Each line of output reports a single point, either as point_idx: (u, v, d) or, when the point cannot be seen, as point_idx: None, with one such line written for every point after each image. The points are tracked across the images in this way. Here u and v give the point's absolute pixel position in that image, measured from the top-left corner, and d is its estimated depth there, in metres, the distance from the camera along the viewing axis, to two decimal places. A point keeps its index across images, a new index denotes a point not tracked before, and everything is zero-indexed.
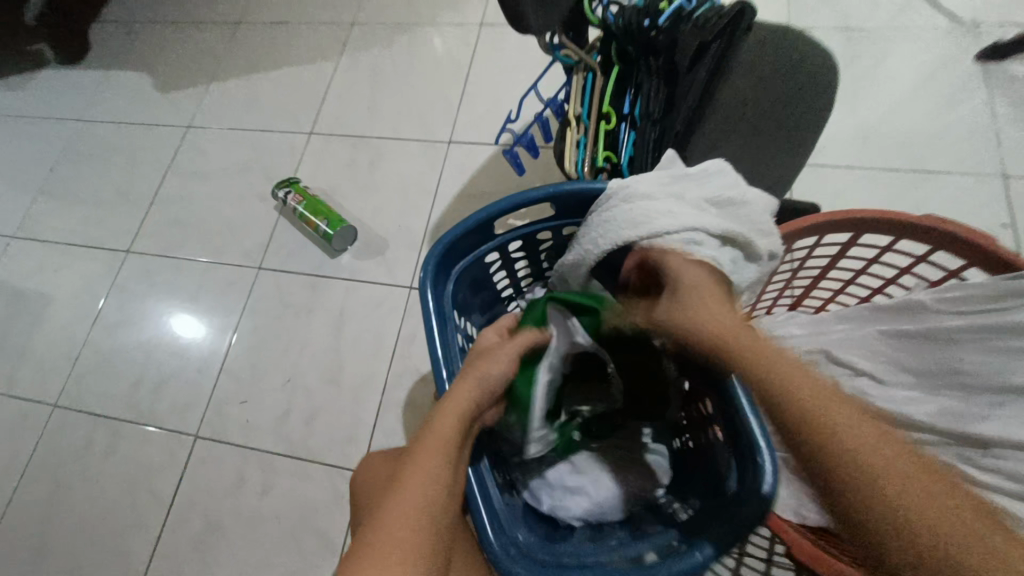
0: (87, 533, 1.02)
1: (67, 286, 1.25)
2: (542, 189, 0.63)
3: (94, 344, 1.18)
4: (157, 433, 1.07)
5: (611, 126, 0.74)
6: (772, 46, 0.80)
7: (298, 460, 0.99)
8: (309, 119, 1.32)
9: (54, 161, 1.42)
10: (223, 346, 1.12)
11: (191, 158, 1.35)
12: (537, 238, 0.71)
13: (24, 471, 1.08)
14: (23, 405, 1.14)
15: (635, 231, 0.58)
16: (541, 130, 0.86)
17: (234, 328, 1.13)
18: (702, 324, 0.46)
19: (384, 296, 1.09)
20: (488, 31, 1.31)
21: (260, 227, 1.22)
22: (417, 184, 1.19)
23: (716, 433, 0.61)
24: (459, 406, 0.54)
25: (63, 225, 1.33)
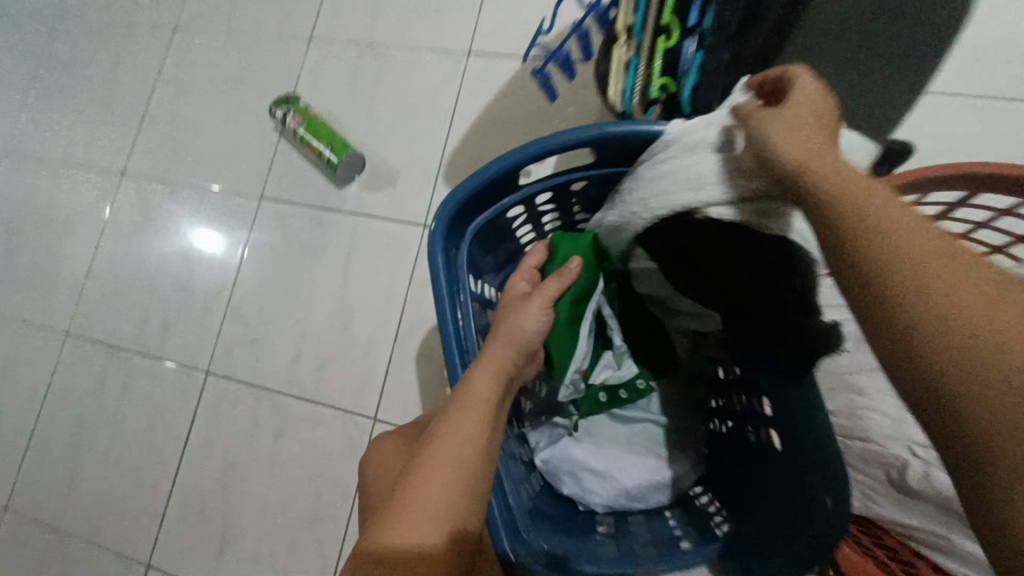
0: (115, 463, 1.05)
1: (66, 213, 1.19)
2: (580, 131, 0.50)
3: (100, 275, 1.14)
4: (169, 370, 1.05)
5: (671, 43, 0.57)
6: None
7: (311, 405, 0.97)
8: (306, 21, 1.14)
9: (35, 68, 1.29)
10: (235, 257, 1.07)
11: (179, 67, 1.20)
12: (570, 190, 0.59)
13: (49, 400, 1.11)
14: (39, 335, 1.14)
15: (697, 192, 0.45)
16: (580, 43, 0.70)
17: (245, 241, 1.07)
18: (774, 142, 0.39)
19: (396, 236, 1.00)
20: None
21: (259, 152, 1.10)
22: (431, 104, 1.03)
23: (768, 438, 0.53)
24: (490, 369, 0.48)
25: (52, 143, 1.23)
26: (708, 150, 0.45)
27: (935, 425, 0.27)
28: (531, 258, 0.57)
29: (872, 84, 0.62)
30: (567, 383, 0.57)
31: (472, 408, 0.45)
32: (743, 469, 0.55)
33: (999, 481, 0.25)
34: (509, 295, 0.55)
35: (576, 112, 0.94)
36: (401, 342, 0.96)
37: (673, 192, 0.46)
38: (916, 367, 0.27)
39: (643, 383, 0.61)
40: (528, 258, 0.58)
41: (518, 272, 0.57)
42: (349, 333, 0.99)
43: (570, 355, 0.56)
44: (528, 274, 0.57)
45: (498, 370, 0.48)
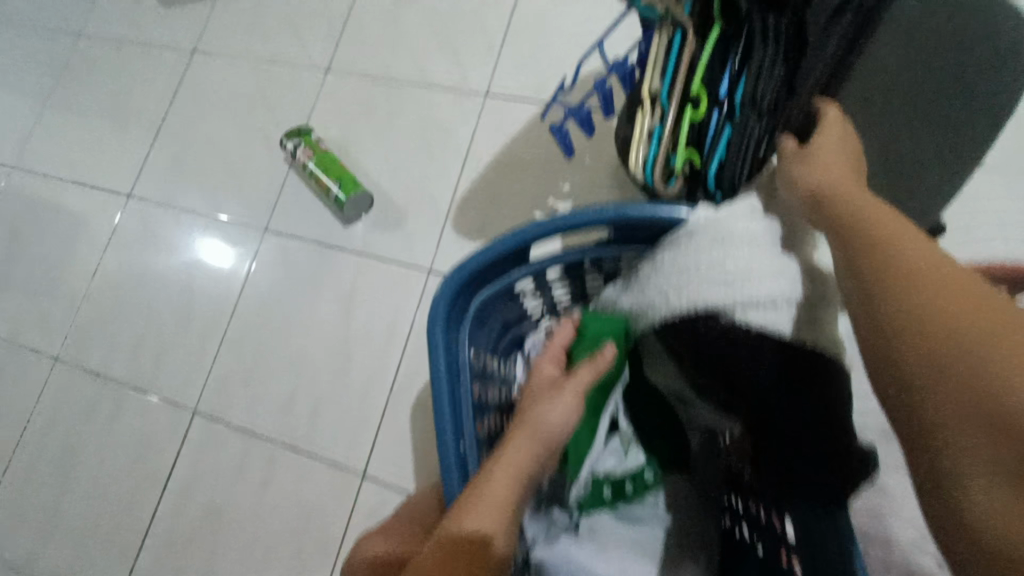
0: (95, 496, 1.01)
1: (69, 232, 1.16)
2: (599, 211, 0.47)
3: (98, 297, 1.11)
4: (158, 402, 1.02)
5: (700, 114, 0.54)
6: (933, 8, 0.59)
7: (300, 451, 0.93)
8: (324, 52, 1.12)
9: (51, 85, 1.28)
10: (240, 274, 1.04)
11: (195, 90, 1.18)
12: (584, 265, 0.55)
13: (34, 424, 1.07)
14: (30, 354, 1.11)
15: (727, 290, 0.41)
16: (601, 102, 0.66)
17: (252, 257, 1.05)
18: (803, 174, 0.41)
19: (400, 278, 0.96)
20: None
21: (267, 182, 1.08)
22: (445, 142, 1.00)
23: (792, 565, 0.44)
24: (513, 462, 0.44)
25: (64, 158, 1.22)
26: (744, 247, 0.42)
27: (909, 431, 0.29)
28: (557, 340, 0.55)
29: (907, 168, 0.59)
30: (580, 481, 0.55)
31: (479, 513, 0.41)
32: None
33: (962, 483, 0.27)
34: (537, 378, 0.53)
35: (595, 163, 0.91)
36: (398, 391, 0.91)
37: (691, 278, 0.43)
38: (899, 377, 0.30)
39: (652, 475, 0.56)
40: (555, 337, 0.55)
41: (545, 353, 0.55)
42: (345, 378, 0.94)
43: (585, 451, 0.55)
44: (554, 356, 0.54)
45: (519, 471, 0.44)
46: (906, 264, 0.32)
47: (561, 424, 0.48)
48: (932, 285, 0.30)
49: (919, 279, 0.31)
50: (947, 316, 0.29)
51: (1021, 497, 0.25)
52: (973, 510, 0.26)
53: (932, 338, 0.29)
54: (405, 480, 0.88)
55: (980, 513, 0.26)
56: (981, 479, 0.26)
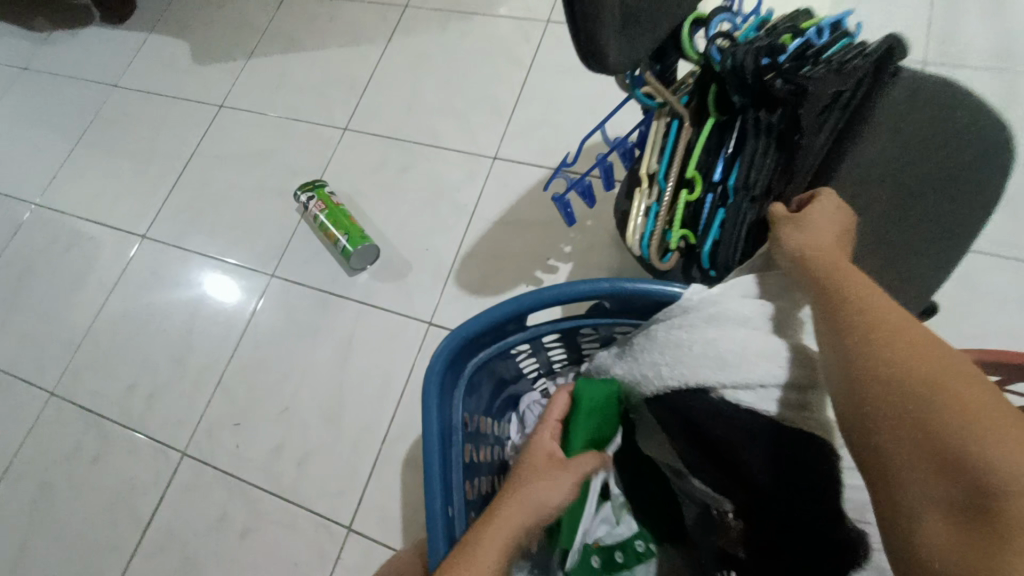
0: (64, 546, 0.96)
1: (78, 268, 1.19)
2: (596, 282, 0.48)
3: (98, 336, 1.11)
4: (146, 444, 1.00)
5: (694, 196, 0.58)
6: (924, 96, 0.62)
7: (286, 503, 0.91)
8: (344, 112, 1.19)
9: (82, 128, 1.35)
10: (246, 311, 1.06)
11: (217, 141, 1.25)
12: (580, 331, 0.56)
13: (12, 466, 1.04)
14: (21, 390, 1.09)
15: (719, 370, 0.42)
16: (602, 174, 0.70)
17: (260, 295, 1.07)
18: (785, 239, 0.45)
19: (399, 330, 0.98)
20: (554, 28, 1.13)
21: (278, 230, 1.11)
22: (452, 201, 1.05)
23: None
24: (501, 530, 0.42)
25: (82, 197, 1.26)
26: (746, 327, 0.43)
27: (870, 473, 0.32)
28: (555, 409, 0.54)
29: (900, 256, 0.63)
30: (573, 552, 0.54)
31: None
32: None
33: (914, 520, 0.29)
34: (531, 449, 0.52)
35: (595, 230, 0.95)
36: (390, 445, 0.91)
37: (685, 354, 0.44)
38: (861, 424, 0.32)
39: (643, 545, 0.54)
40: (550, 409, 0.55)
41: (541, 427, 0.54)
42: (337, 429, 0.94)
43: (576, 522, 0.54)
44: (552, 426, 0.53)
45: (505, 538, 0.42)
46: (868, 321, 0.35)
47: (558, 495, 0.46)
48: (889, 339, 0.33)
49: (886, 330, 0.33)
50: (900, 364, 0.31)
51: (966, 531, 0.27)
52: (922, 543, 0.28)
53: (886, 386, 0.31)
54: (392, 538, 0.86)
55: (926, 545, 0.28)
56: (935, 513, 0.28)
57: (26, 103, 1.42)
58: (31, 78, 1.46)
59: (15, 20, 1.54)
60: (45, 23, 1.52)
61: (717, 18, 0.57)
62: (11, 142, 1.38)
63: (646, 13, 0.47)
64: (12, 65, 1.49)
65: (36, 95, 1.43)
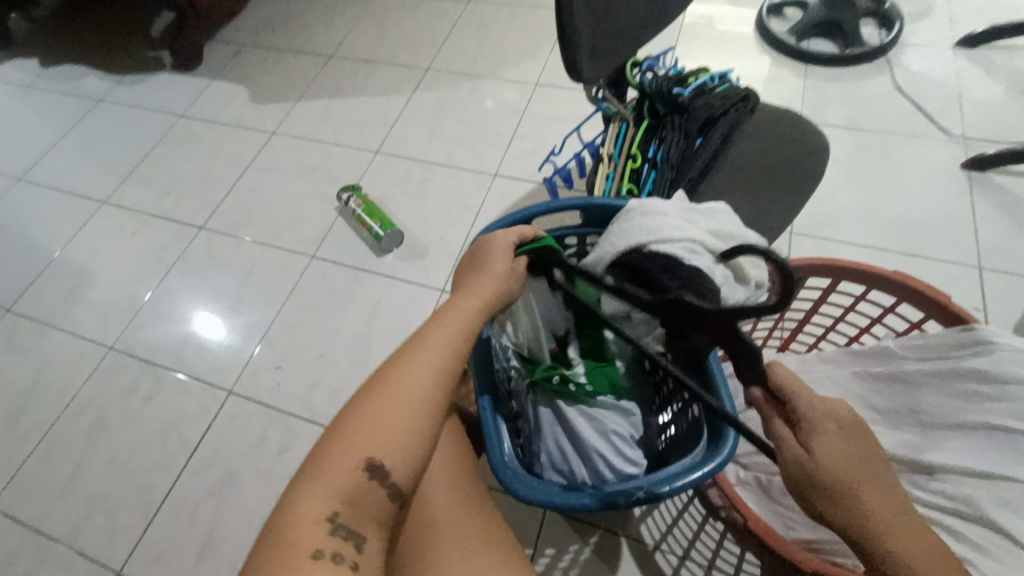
0: (115, 467, 1.11)
1: (143, 249, 1.42)
2: (577, 199, 0.78)
3: (155, 302, 1.32)
4: (195, 385, 1.19)
5: (636, 164, 0.90)
6: (777, 124, 0.93)
7: (318, 426, 1.10)
8: (376, 140, 1.52)
9: (151, 145, 1.64)
10: (242, 357, 1.21)
11: (267, 158, 1.55)
12: (565, 242, 0.85)
13: (70, 405, 1.20)
14: (84, 345, 1.28)
15: (649, 236, 0.68)
16: (562, 178, 1.27)
17: (258, 342, 1.23)
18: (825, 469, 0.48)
19: (416, 295, 1.24)
20: (540, 89, 1.53)
21: (319, 223, 1.39)
22: (462, 205, 1.36)
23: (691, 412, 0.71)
24: (479, 291, 0.63)
25: (148, 198, 1.52)
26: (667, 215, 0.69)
27: None
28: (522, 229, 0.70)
29: (779, 207, 0.85)
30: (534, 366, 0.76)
31: (441, 349, 0.58)
32: (673, 444, 0.74)
33: None
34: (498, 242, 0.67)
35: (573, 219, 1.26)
36: None
37: (632, 234, 0.69)
38: None
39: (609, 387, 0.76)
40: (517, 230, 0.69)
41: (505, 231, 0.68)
42: (364, 369, 1.16)
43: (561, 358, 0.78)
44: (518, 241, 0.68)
45: (482, 301, 0.62)
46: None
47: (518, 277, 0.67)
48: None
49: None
50: None
51: None
52: None
53: None
54: None
55: None
56: None
57: (101, 126, 1.71)
58: (105, 107, 1.76)
59: (95, 64, 1.86)
60: (122, 68, 1.85)
61: (646, 64, 0.95)
62: (85, 155, 1.65)
63: (605, 53, 0.83)
64: (87, 97, 1.79)
65: (111, 120, 1.72)
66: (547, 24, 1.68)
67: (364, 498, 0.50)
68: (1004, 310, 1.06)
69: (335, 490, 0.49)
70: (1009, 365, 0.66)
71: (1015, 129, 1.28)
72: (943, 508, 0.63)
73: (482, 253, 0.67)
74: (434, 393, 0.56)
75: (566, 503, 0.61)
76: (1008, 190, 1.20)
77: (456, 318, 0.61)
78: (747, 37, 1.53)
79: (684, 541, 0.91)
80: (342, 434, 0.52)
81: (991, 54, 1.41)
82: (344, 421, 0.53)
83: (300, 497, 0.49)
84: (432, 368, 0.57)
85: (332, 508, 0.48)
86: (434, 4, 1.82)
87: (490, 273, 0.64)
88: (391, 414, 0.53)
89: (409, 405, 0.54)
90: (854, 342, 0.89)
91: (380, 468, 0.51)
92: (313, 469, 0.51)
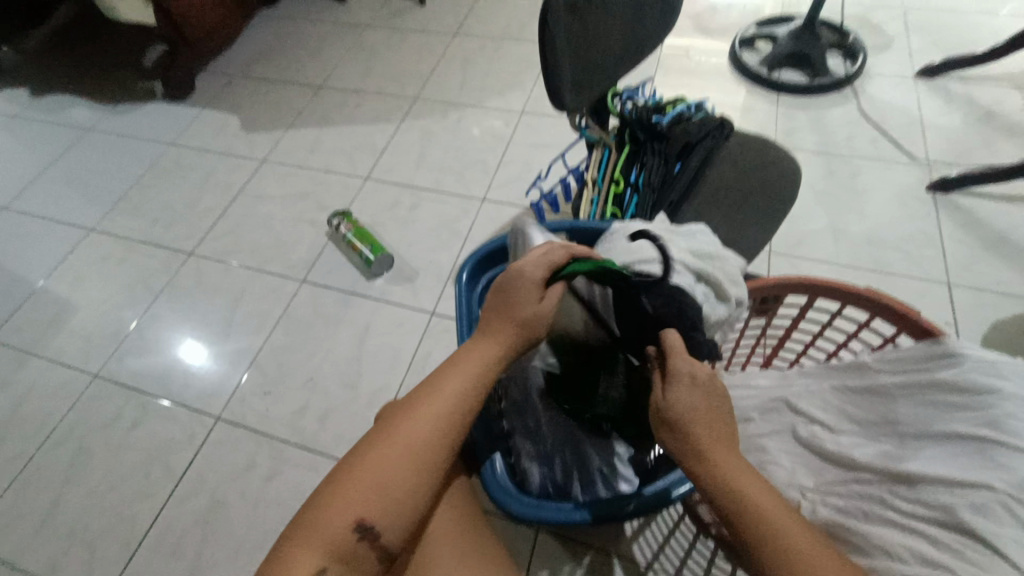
0: (98, 498, 1.09)
1: (130, 277, 1.42)
2: (564, 222, 0.81)
3: (141, 329, 1.31)
4: (182, 412, 1.17)
5: (619, 189, 0.94)
6: (751, 149, 0.98)
7: (307, 450, 1.10)
8: (365, 167, 1.56)
9: (140, 173, 1.65)
10: (231, 382, 1.20)
11: (257, 185, 1.57)
12: None
13: (52, 435, 1.18)
14: (68, 374, 1.26)
15: (629, 257, 0.71)
16: (549, 203, 1.31)
17: (246, 368, 1.22)
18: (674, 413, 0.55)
19: (406, 318, 1.25)
20: (526, 117, 1.59)
21: (309, 248, 1.40)
22: (450, 228, 1.39)
23: None
24: (496, 339, 0.60)
25: (137, 224, 1.52)
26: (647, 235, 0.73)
27: None
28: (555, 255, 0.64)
29: (755, 228, 0.89)
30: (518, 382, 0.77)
31: (449, 406, 0.56)
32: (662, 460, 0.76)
33: None
34: (525, 278, 0.61)
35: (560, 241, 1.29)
36: None
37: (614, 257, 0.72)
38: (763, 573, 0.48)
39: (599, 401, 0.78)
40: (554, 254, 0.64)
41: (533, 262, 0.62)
42: (354, 392, 1.16)
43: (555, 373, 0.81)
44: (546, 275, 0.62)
45: (498, 352, 0.60)
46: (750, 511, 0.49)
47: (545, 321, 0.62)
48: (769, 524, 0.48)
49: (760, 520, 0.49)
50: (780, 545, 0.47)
51: None
52: None
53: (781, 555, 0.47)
54: None
55: None
56: None
57: (90, 155, 1.72)
58: (94, 136, 1.77)
59: (85, 95, 1.88)
60: (111, 99, 1.87)
61: (627, 94, 1.01)
62: (73, 183, 1.65)
63: (586, 84, 0.88)
64: (76, 127, 1.80)
65: (100, 149, 1.73)
66: (531, 56, 1.75)
67: (355, 555, 0.50)
68: (972, 323, 1.11)
69: (327, 544, 0.49)
70: (976, 375, 0.68)
71: (974, 152, 1.36)
72: (922, 517, 0.61)
73: (505, 286, 0.62)
74: (437, 453, 0.54)
75: (559, 518, 0.64)
76: (970, 210, 1.26)
77: (471, 366, 0.58)
78: (721, 68, 1.61)
79: (676, 558, 0.92)
80: (341, 489, 0.51)
81: (948, 84, 1.50)
82: (344, 473, 0.53)
83: (291, 547, 0.49)
84: (437, 425, 0.55)
85: (320, 562, 0.49)
86: (422, 38, 1.88)
87: (509, 317, 0.61)
88: (392, 475, 0.52)
89: (410, 467, 0.53)
90: (834, 357, 0.92)
91: (373, 530, 0.51)
92: (307, 517, 0.51)
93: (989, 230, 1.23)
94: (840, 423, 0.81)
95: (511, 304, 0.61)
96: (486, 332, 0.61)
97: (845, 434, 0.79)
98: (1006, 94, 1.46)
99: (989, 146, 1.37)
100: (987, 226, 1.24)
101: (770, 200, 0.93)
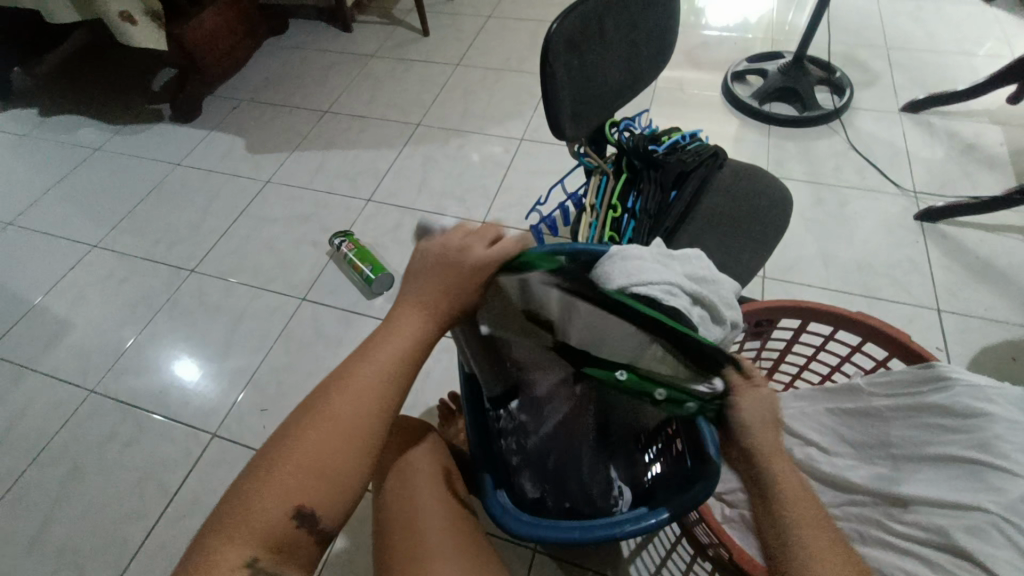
0: (88, 517, 1.07)
1: (131, 294, 1.43)
2: (563, 246, 0.83)
3: (140, 346, 1.32)
4: (178, 429, 1.17)
5: (616, 214, 0.99)
6: (743, 179, 1.01)
7: None
8: (368, 189, 1.59)
9: (145, 193, 1.68)
10: (228, 400, 1.20)
11: (261, 206, 1.59)
12: None
13: (45, 451, 1.17)
14: (63, 390, 1.26)
15: (628, 277, 0.67)
16: (548, 226, 1.34)
17: (243, 386, 1.22)
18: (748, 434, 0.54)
19: None
20: (525, 144, 1.63)
21: (310, 267, 1.42)
22: None
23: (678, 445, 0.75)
24: (427, 311, 0.56)
25: (140, 242, 1.54)
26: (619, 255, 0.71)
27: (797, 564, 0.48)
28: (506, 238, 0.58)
29: (750, 253, 0.92)
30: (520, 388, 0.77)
31: (377, 382, 0.52)
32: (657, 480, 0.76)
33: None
34: (461, 245, 0.56)
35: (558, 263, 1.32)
36: None
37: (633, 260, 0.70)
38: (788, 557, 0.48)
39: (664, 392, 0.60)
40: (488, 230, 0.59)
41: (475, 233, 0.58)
42: None
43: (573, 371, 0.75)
44: (491, 253, 0.55)
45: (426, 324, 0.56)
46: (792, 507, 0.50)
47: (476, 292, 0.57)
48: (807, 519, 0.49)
49: (800, 519, 0.49)
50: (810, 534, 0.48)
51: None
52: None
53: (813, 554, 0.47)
54: None
55: None
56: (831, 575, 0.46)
57: (96, 174, 1.75)
58: (100, 157, 1.80)
59: (94, 116, 1.92)
60: (119, 121, 1.91)
61: (623, 124, 1.06)
62: (77, 202, 1.67)
63: (585, 113, 0.91)
64: (83, 147, 1.83)
65: (105, 168, 1.76)
66: (532, 86, 1.81)
67: (289, 544, 0.48)
68: (963, 348, 1.13)
69: (260, 536, 0.47)
70: (965, 398, 0.69)
71: (958, 184, 1.40)
72: (919, 540, 0.62)
73: (439, 259, 0.56)
74: (367, 433, 0.51)
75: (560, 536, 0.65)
76: (956, 238, 1.30)
77: (398, 339, 0.54)
78: (714, 101, 1.67)
79: None
80: (270, 471, 0.48)
81: (932, 118, 1.57)
82: (273, 455, 0.49)
83: (218, 541, 0.46)
84: (369, 404, 0.51)
85: (252, 554, 0.46)
86: (426, 67, 1.95)
87: (442, 285, 0.56)
88: (323, 454, 0.49)
89: (345, 446, 0.49)
90: (828, 379, 0.93)
91: (310, 518, 0.48)
92: (235, 503, 0.48)
93: (974, 258, 1.27)
94: (836, 445, 0.82)
95: (450, 278, 0.56)
96: (419, 303, 0.56)
97: (840, 456, 0.80)
98: (986, 128, 1.52)
99: (972, 178, 1.41)
100: (973, 254, 1.27)
101: (763, 225, 0.96)
